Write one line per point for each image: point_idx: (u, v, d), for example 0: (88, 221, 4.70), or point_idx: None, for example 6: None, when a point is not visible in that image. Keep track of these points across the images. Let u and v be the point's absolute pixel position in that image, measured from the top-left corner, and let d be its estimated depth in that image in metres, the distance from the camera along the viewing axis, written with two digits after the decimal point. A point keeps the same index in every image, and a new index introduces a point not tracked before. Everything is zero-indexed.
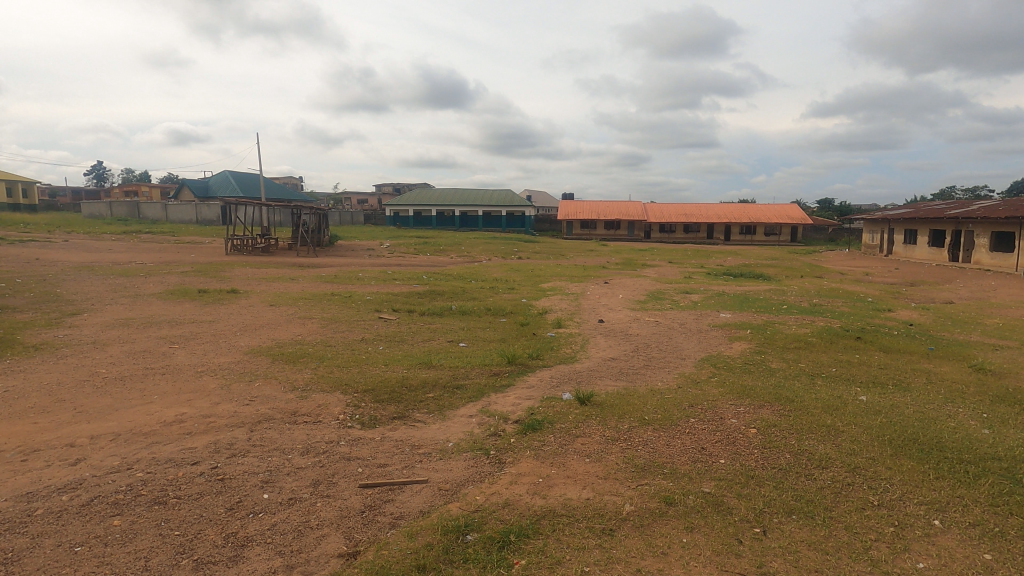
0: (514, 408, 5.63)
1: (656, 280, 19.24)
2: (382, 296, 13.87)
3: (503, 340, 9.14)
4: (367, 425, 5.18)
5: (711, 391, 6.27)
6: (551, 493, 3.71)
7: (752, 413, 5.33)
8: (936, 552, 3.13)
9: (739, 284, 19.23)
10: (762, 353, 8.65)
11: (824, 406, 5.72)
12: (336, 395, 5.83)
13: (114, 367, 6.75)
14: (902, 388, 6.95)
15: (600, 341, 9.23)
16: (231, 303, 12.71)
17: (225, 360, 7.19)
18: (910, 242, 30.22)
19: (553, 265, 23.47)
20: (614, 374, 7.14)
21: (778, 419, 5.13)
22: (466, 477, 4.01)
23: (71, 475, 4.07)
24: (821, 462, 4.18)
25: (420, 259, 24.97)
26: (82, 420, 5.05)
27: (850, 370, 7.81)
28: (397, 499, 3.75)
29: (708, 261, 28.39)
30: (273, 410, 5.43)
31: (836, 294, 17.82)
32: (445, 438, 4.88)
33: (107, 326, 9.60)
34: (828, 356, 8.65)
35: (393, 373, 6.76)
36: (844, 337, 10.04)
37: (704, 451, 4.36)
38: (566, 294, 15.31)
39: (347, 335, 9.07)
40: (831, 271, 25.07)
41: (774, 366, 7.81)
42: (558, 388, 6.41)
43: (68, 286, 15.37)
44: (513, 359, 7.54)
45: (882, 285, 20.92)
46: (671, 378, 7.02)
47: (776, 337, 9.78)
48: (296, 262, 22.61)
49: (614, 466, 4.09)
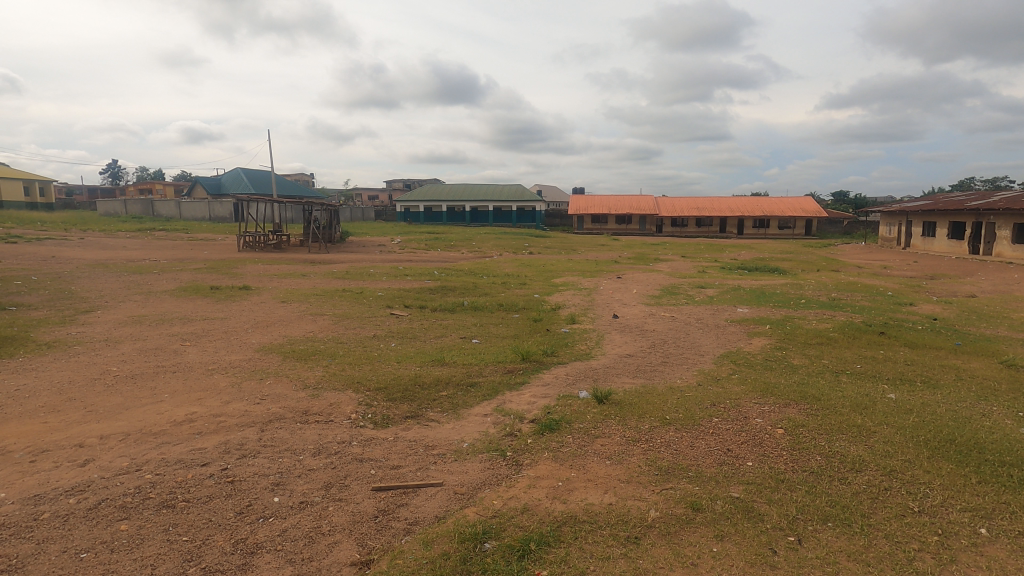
0: (530, 407, 5.49)
1: (670, 274, 19.02)
2: (394, 292, 13.80)
3: (517, 337, 9.00)
4: (379, 425, 5.05)
5: (733, 389, 6.08)
6: (572, 498, 3.55)
7: (778, 412, 5.12)
8: (985, 564, 2.93)
9: (753, 278, 19.02)
10: (783, 349, 8.45)
11: (853, 405, 5.50)
12: (348, 394, 5.71)
13: (123, 366, 6.67)
14: (930, 386, 6.72)
15: (616, 337, 9.05)
16: (242, 300, 12.64)
17: (236, 357, 7.10)
18: (928, 234, 29.59)
19: (565, 260, 23.26)
20: (631, 371, 6.97)
21: (806, 419, 4.92)
22: (482, 480, 3.87)
23: (79, 478, 3.98)
24: (854, 465, 3.99)
25: (432, 255, 24.80)
26: (92, 419, 4.97)
27: (875, 367, 7.57)
28: (412, 504, 3.62)
29: (722, 255, 27.93)
30: (284, 409, 5.32)
31: (856, 288, 17.39)
32: (460, 438, 4.75)
33: (119, 324, 9.58)
34: (852, 352, 8.39)
35: (406, 371, 6.63)
36: (867, 332, 9.77)
37: (730, 453, 4.18)
38: (580, 289, 15.08)
39: (359, 332, 9.00)
40: (847, 265, 24.64)
41: (796, 362, 7.60)
42: (575, 386, 6.23)
43: (83, 283, 15.50)
44: (528, 356, 7.39)
45: (901, 278, 20.51)
46: (690, 375, 6.83)
47: (798, 333, 9.51)
48: (308, 258, 22.69)
49: (637, 469, 3.92)
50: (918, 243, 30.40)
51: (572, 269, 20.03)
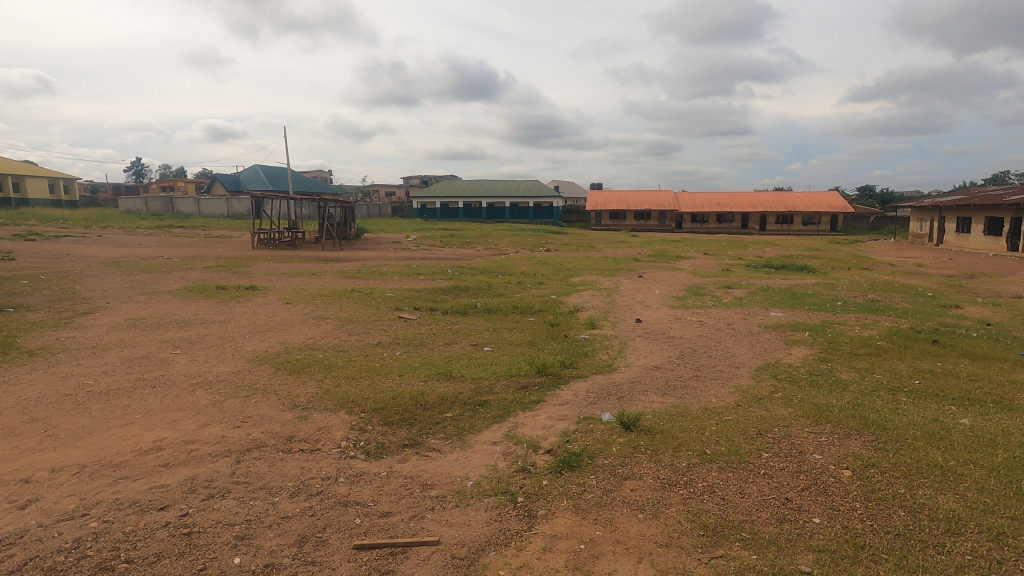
0: (546, 434, 4.79)
1: (694, 273, 18.12)
2: (405, 292, 13.17)
3: (532, 345, 8.28)
4: (372, 456, 4.38)
5: (780, 412, 5.29)
6: (597, 570, 2.85)
7: (839, 446, 4.32)
8: None
9: (781, 277, 18.06)
10: (827, 360, 7.61)
11: (925, 436, 4.67)
12: (340, 416, 5.05)
13: (102, 379, 6.12)
14: (1005, 409, 5.83)
15: (640, 345, 8.27)
16: (247, 301, 12.14)
17: (225, 369, 6.50)
18: (963, 230, 28.12)
19: (582, 258, 22.50)
20: (660, 388, 6.19)
21: (876, 457, 4.12)
22: (487, 539, 3.19)
23: (12, 525, 3.38)
24: (949, 523, 3.22)
25: (447, 252, 24.25)
26: (49, 446, 4.39)
27: (937, 384, 6.69)
28: (399, 572, 2.96)
29: (746, 252, 26.86)
30: (267, 434, 4.69)
31: (893, 288, 16.34)
32: (463, 475, 4.06)
33: (114, 328, 9.11)
34: (905, 365, 7.51)
35: (408, 387, 5.95)
36: (918, 341, 8.86)
37: (790, 505, 3.43)
38: (599, 289, 14.33)
39: (363, 339, 8.36)
40: (880, 262, 23.45)
41: (845, 378, 6.77)
42: (598, 408, 5.49)
43: (90, 282, 15.11)
44: (543, 369, 6.67)
45: (941, 277, 19.26)
46: (727, 393, 6.05)
47: (841, 342, 8.64)
48: (320, 256, 22.24)
49: (676, 527, 3.19)
50: (952, 240, 29.04)
51: (591, 267, 19.29)
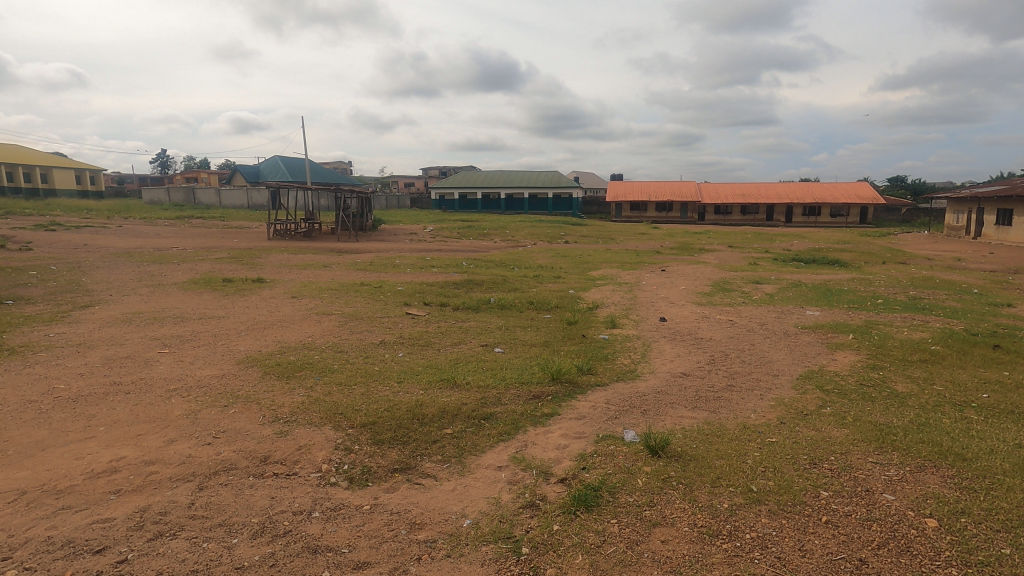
0: (560, 456, 4.12)
1: (720, 267, 17.23)
2: (415, 286, 12.55)
3: (547, 346, 7.59)
4: (356, 484, 3.76)
5: (834, 435, 4.51)
6: None
7: (914, 485, 3.56)
8: None
9: (813, 272, 17.07)
10: (877, 368, 6.79)
11: (1016, 470, 3.87)
12: (324, 432, 4.44)
13: (75, 382, 5.61)
14: None
15: (665, 348, 7.53)
16: (251, 294, 11.64)
17: (210, 372, 5.95)
18: (1003, 222, 26.55)
19: (603, 250, 21.68)
20: (690, 401, 5.46)
21: (964, 501, 3.34)
22: None
23: None
24: None
25: (463, 244, 23.62)
26: None
27: (1009, 398, 5.82)
28: None
29: (773, 245, 25.71)
30: (240, 454, 4.10)
31: (935, 284, 15.24)
32: (459, 511, 3.40)
33: (107, 323, 8.64)
34: (967, 375, 6.62)
35: (405, 396, 5.31)
36: (977, 346, 7.93)
37: (865, 569, 2.72)
38: (619, 284, 13.55)
39: (364, 337, 7.75)
40: (915, 256, 22.24)
41: (902, 391, 5.92)
42: (620, 425, 4.79)
43: (97, 273, 14.79)
44: (558, 376, 5.97)
45: (983, 273, 18.05)
46: (767, 408, 5.29)
47: (890, 346, 7.78)
48: (334, 247, 21.78)
49: None
50: (991, 232, 27.45)
51: (612, 260, 18.52)
